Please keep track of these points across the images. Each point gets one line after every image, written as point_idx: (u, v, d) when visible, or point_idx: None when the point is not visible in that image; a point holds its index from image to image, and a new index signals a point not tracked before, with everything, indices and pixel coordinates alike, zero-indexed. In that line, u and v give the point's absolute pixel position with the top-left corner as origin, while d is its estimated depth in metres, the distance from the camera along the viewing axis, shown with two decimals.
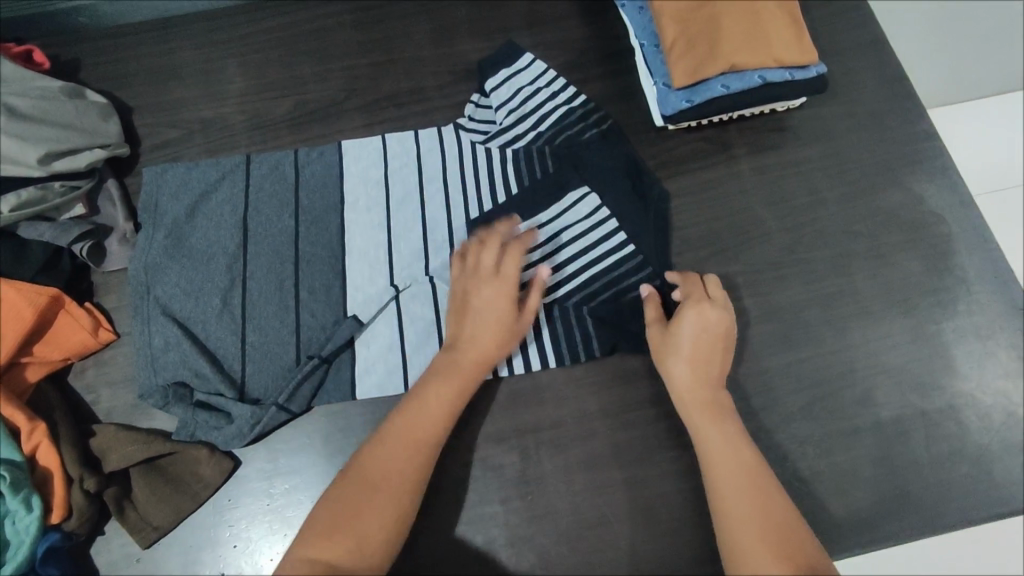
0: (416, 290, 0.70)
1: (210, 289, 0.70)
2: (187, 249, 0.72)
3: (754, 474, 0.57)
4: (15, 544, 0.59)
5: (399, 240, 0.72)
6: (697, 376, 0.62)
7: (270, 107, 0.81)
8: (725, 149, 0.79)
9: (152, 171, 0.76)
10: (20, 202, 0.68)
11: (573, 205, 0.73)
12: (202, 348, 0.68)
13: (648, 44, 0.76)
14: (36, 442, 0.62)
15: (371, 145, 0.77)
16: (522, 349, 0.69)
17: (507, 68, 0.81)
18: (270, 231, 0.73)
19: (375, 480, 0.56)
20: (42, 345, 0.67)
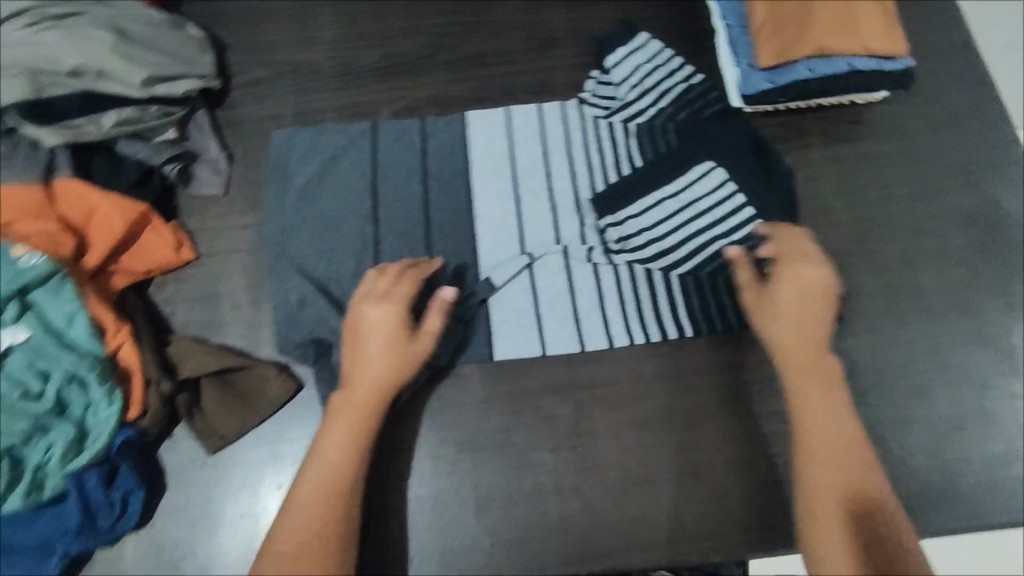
0: (549, 258, 0.73)
1: (343, 244, 0.74)
2: (318, 212, 0.76)
3: (857, 452, 0.60)
4: (95, 432, 0.62)
5: (528, 212, 0.76)
6: (792, 334, 0.64)
7: (358, 57, 0.84)
8: (800, 136, 0.80)
9: (282, 135, 0.79)
10: (120, 119, 0.71)
11: (700, 177, 0.75)
12: (342, 299, 0.72)
13: (734, 25, 0.77)
14: (120, 342, 0.65)
15: (496, 118, 0.81)
16: (657, 317, 0.71)
17: (625, 46, 0.83)
18: (401, 195, 0.77)
19: (308, 523, 0.58)
20: (129, 255, 0.71)
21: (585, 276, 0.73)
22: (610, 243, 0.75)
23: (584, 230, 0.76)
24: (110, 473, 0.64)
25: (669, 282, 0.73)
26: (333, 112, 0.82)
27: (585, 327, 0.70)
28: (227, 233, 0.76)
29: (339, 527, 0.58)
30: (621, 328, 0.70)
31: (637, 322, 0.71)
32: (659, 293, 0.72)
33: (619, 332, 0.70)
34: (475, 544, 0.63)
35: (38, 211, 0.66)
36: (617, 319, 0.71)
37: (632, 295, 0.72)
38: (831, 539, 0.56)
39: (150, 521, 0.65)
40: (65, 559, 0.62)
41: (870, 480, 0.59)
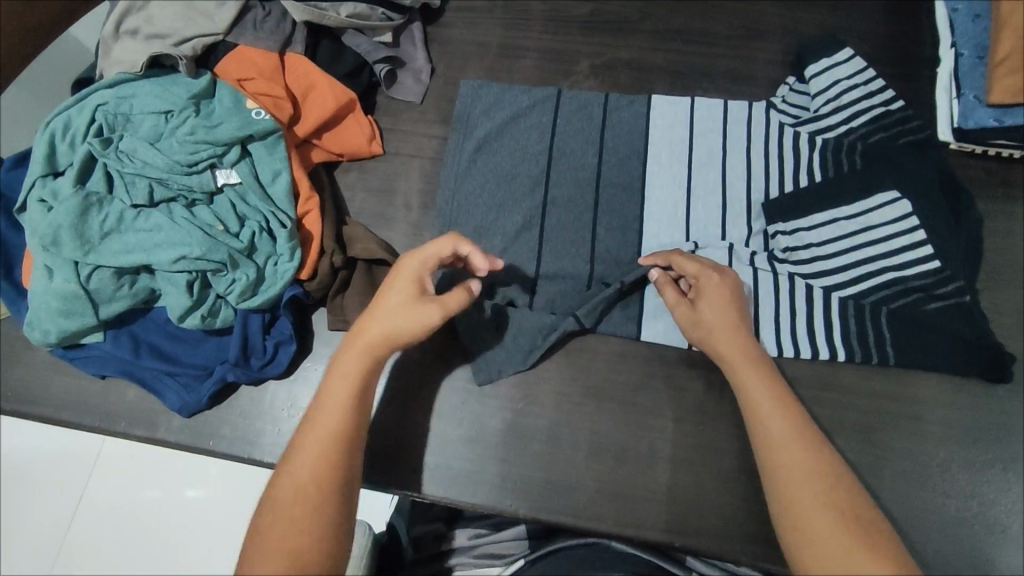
0: (712, 251, 0.71)
1: (516, 194, 0.75)
2: (493, 165, 0.76)
3: (812, 443, 0.54)
4: (271, 280, 0.68)
5: (695, 203, 0.74)
6: (738, 353, 0.60)
7: (568, 5, 0.86)
8: (1005, 185, 0.75)
9: (470, 86, 0.81)
10: (354, 13, 0.77)
11: (881, 206, 0.70)
12: (506, 242, 0.73)
13: (968, 54, 0.74)
14: (307, 209, 0.71)
15: (681, 105, 0.78)
16: (808, 334, 0.68)
17: (828, 58, 0.78)
18: (575, 163, 0.76)
19: (308, 468, 0.53)
20: (329, 135, 0.77)
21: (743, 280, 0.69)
22: (776, 251, 0.72)
23: (749, 235, 0.73)
24: (270, 321, 0.70)
25: (829, 302, 0.69)
26: (533, 52, 0.84)
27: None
28: (414, 138, 0.80)
29: (337, 475, 0.53)
30: (771, 338, 0.68)
31: (787, 334, 0.68)
32: (814, 310, 0.69)
33: (769, 342, 0.68)
34: (579, 484, 0.64)
35: (270, 76, 0.73)
36: (768, 328, 0.68)
37: (787, 307, 0.69)
38: (833, 562, 0.48)
39: (291, 375, 0.70)
40: (219, 385, 0.67)
41: (841, 490, 0.52)
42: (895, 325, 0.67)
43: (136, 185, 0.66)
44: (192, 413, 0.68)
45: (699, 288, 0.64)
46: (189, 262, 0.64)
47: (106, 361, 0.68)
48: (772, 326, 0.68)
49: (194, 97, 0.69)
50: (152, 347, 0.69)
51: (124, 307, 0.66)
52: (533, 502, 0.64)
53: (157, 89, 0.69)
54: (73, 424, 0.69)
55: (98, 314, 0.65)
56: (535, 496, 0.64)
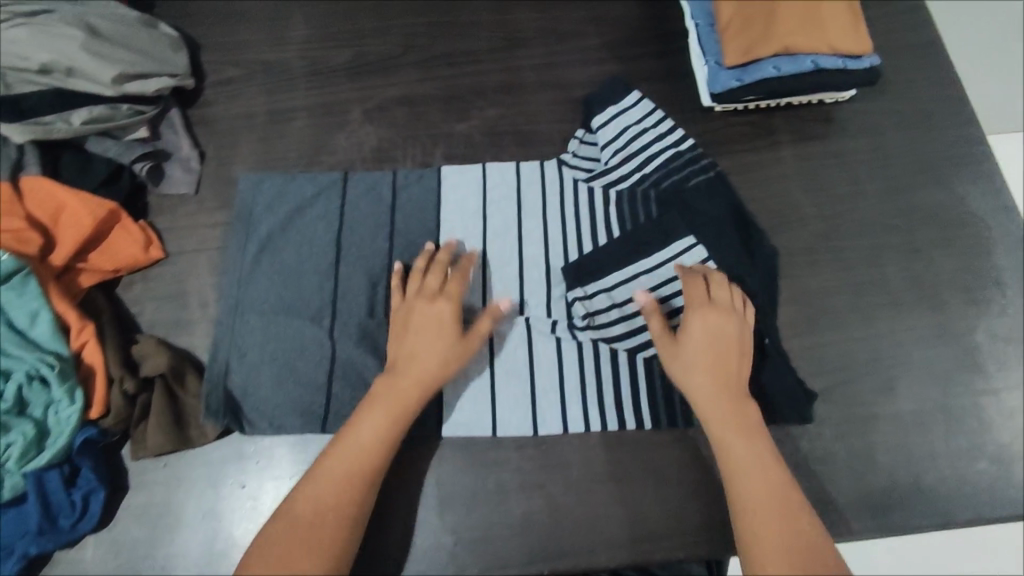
0: (502, 273, 0.73)
1: (307, 283, 0.72)
2: (279, 265, 0.73)
3: (778, 485, 0.57)
4: (56, 431, 0.61)
5: (490, 254, 0.73)
6: (712, 388, 0.62)
7: (330, 56, 0.85)
8: (769, 134, 0.80)
9: (249, 181, 0.77)
10: (91, 117, 0.72)
11: (676, 254, 0.70)
12: (289, 370, 0.68)
13: (702, 24, 0.77)
14: (83, 341, 0.65)
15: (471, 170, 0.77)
16: (616, 405, 0.68)
17: (615, 105, 0.79)
18: (365, 250, 0.73)
19: (305, 527, 0.56)
20: (98, 252, 0.71)
21: (547, 353, 0.69)
22: (576, 318, 0.71)
23: (549, 303, 0.72)
24: (72, 473, 0.63)
25: (637, 364, 0.69)
26: (302, 111, 0.82)
27: (540, 410, 0.67)
28: (196, 232, 0.76)
29: (341, 535, 0.56)
30: (578, 412, 0.67)
31: (594, 402, 0.68)
32: (621, 379, 0.68)
33: (575, 412, 0.67)
34: (440, 538, 0.64)
35: (4, 207, 0.67)
36: (572, 374, 0.68)
37: (592, 376, 0.68)
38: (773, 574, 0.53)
39: (110, 524, 0.64)
40: (23, 561, 0.60)
41: (801, 523, 0.55)
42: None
43: None
44: None
45: (687, 327, 0.64)
46: None
47: None
48: (576, 390, 0.68)
49: None
50: None
51: None
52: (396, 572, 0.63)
53: None
54: None
55: None
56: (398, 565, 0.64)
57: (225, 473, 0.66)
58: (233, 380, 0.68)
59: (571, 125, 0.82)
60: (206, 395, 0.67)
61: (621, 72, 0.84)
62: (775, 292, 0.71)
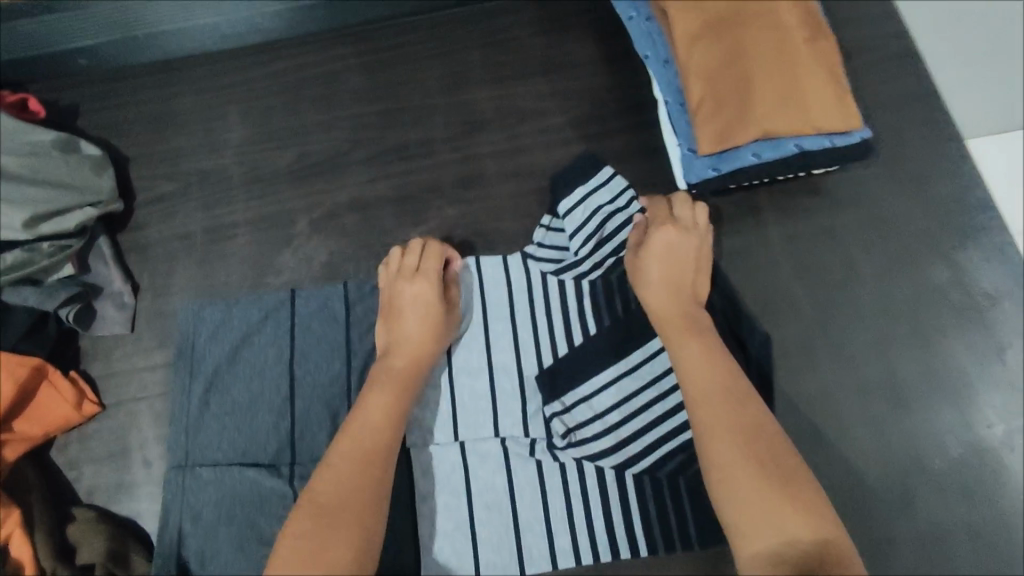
0: (474, 386, 0.66)
1: (260, 421, 0.65)
2: (229, 403, 0.66)
3: (741, 408, 0.55)
4: None
5: (459, 374, 0.66)
6: (689, 340, 0.60)
7: (271, 159, 0.78)
8: (754, 213, 0.73)
9: (189, 311, 0.70)
10: (6, 265, 0.65)
11: (656, 353, 0.65)
12: (249, 528, 0.61)
13: (673, 101, 0.70)
14: (8, 533, 0.57)
15: None
16: (608, 532, 0.62)
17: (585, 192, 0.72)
18: (322, 378, 0.66)
19: (333, 507, 0.53)
20: (24, 418, 0.64)
21: (527, 479, 0.63)
22: (555, 437, 0.64)
23: (526, 420, 0.65)
24: None
25: (628, 483, 0.63)
26: (245, 225, 0.75)
27: (526, 546, 0.62)
28: (134, 377, 0.69)
29: (368, 518, 0.53)
30: (566, 543, 0.62)
31: (585, 531, 0.62)
32: (611, 499, 0.62)
33: (565, 545, 0.62)
34: None
35: None
36: (557, 497, 0.63)
37: (580, 501, 0.63)
38: (758, 532, 0.49)
39: None
40: None
41: (778, 456, 0.52)
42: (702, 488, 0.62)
43: None
44: None
45: (648, 244, 0.65)
46: None
47: None
48: (565, 521, 0.62)
49: None
50: None
51: None
52: None
53: None
54: None
55: None
56: None
57: None
58: (186, 546, 0.60)
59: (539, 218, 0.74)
60: (156, 572, 0.60)
61: (589, 153, 0.77)
62: (768, 396, 0.66)
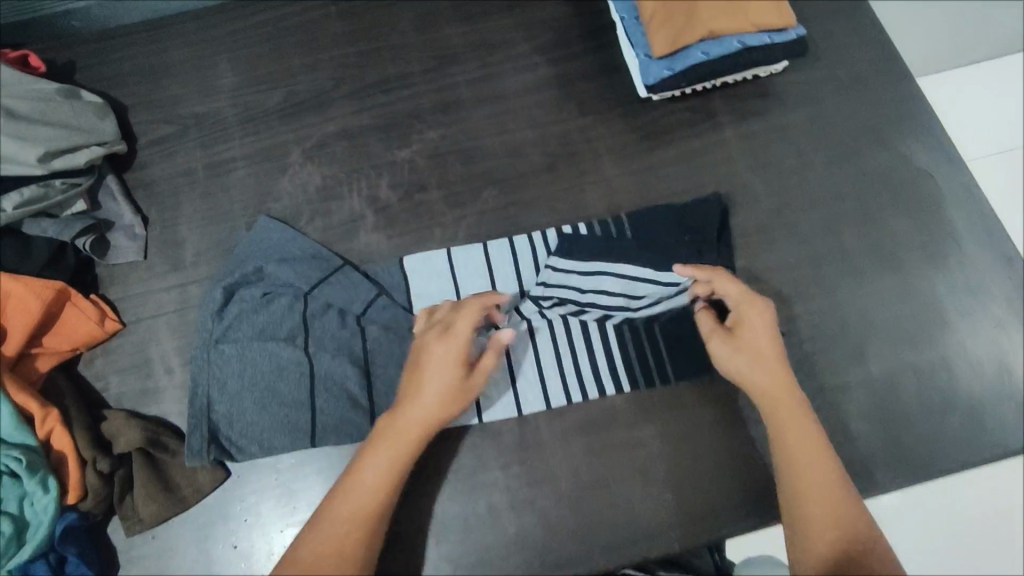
0: (470, 271, 0.73)
1: (277, 309, 0.71)
2: (247, 295, 0.72)
3: (835, 484, 0.58)
4: (34, 523, 0.61)
5: (457, 252, 0.74)
6: (770, 376, 0.62)
7: (261, 99, 0.83)
8: (710, 117, 0.80)
9: (211, 218, 0.78)
10: (23, 200, 0.70)
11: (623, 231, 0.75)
12: (271, 391, 0.68)
13: (627, 16, 0.77)
14: (50, 426, 0.64)
15: (433, 257, 0.74)
16: (594, 374, 0.69)
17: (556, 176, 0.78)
18: (332, 270, 0.73)
19: (337, 537, 0.57)
20: (51, 335, 0.70)
21: (520, 337, 0.70)
22: (542, 299, 0.70)
23: None
24: (60, 561, 0.63)
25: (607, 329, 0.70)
26: (242, 160, 0.80)
27: (521, 391, 0.68)
28: (150, 298, 0.75)
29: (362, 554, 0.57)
30: (557, 387, 0.68)
31: (573, 375, 0.69)
32: (594, 347, 0.70)
33: (556, 389, 0.68)
34: (439, 572, 0.63)
35: None
36: (547, 350, 0.69)
37: (567, 350, 0.69)
38: (820, 545, 0.56)
39: None
40: None
41: (847, 510, 0.57)
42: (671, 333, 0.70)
43: None
44: None
45: (739, 317, 0.65)
46: None
47: None
48: (554, 368, 0.69)
49: None
50: None
51: None
52: None
53: None
54: None
55: None
56: None
57: (213, 531, 0.66)
58: (216, 412, 0.68)
59: (515, 134, 0.80)
60: (190, 432, 0.67)
61: (557, 75, 0.83)
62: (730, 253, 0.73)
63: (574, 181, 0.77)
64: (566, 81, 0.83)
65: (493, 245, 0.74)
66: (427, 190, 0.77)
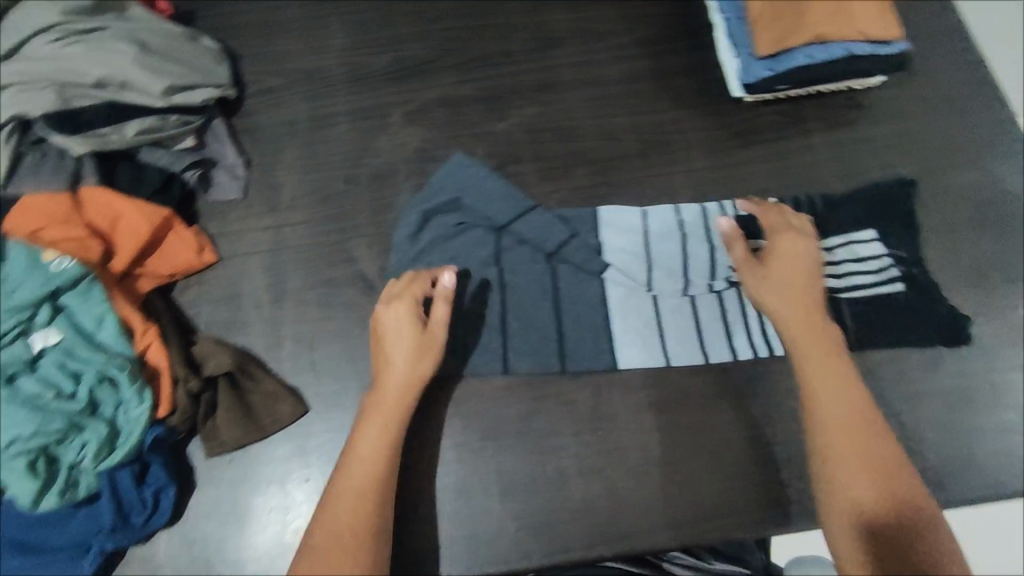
0: (665, 226, 0.76)
1: (470, 240, 0.74)
2: (452, 228, 0.75)
3: (883, 450, 0.58)
4: (126, 432, 0.63)
5: (650, 213, 0.77)
6: (818, 356, 0.62)
7: (368, 62, 0.86)
8: (799, 122, 0.81)
9: (310, 168, 0.81)
10: (143, 128, 0.73)
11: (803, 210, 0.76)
12: (461, 315, 0.71)
13: (731, 17, 0.80)
14: (147, 343, 0.67)
15: (626, 214, 0.76)
16: (781, 335, 0.71)
17: (647, 164, 0.80)
18: (534, 215, 0.75)
19: (338, 538, 0.56)
20: (154, 260, 0.73)
21: (708, 301, 0.73)
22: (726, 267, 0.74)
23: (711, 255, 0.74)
24: (143, 471, 0.65)
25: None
26: (344, 115, 0.83)
27: (707, 342, 0.71)
28: (246, 236, 0.78)
29: (369, 544, 0.56)
30: (741, 342, 0.71)
31: (760, 334, 0.71)
32: None
33: (742, 345, 0.71)
34: (506, 527, 0.66)
35: (65, 219, 0.68)
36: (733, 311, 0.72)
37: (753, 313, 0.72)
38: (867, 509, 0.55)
39: (181, 518, 0.66)
40: (100, 557, 0.63)
41: (903, 486, 0.56)
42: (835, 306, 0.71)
43: None
44: None
45: (772, 248, 0.67)
46: (25, 442, 0.59)
47: None
48: (740, 327, 0.71)
49: None
50: (13, 541, 0.63)
51: None
52: (469, 558, 0.65)
53: None
54: None
55: None
56: (465, 555, 0.65)
57: (288, 464, 0.68)
58: None
59: (609, 118, 0.82)
60: None
61: (655, 67, 0.85)
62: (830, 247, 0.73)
63: (662, 168, 0.80)
64: (662, 74, 0.85)
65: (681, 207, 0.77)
66: (520, 163, 0.80)
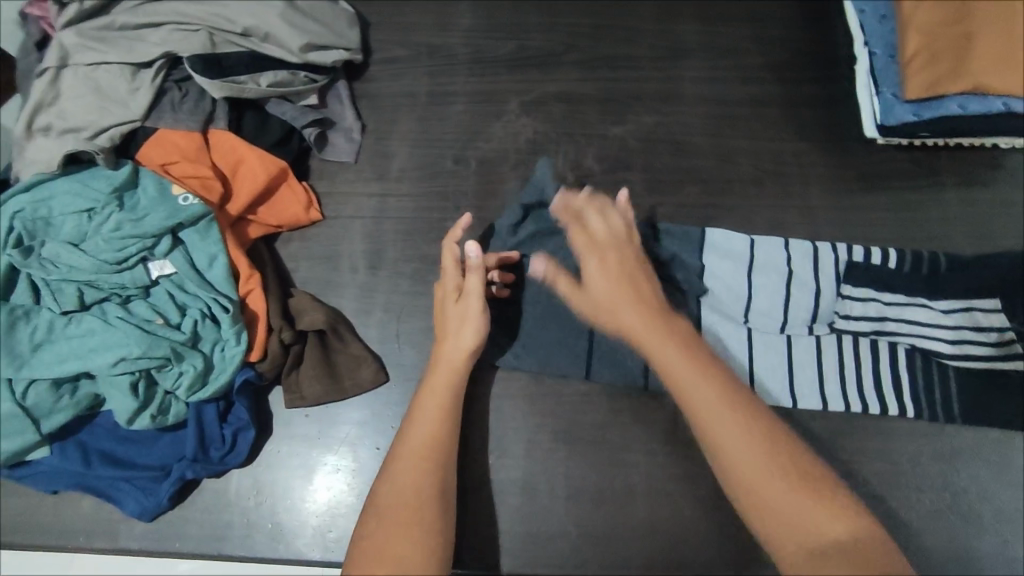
0: (772, 258, 0.73)
1: (567, 240, 0.73)
2: (552, 224, 0.74)
3: (757, 444, 0.49)
4: (218, 369, 0.66)
5: (759, 243, 0.73)
6: (686, 353, 0.54)
7: (492, 47, 0.86)
8: (932, 174, 0.77)
9: (421, 143, 0.82)
10: (275, 81, 0.75)
11: (923, 268, 0.72)
12: (553, 313, 0.71)
13: (880, 52, 0.76)
14: (249, 288, 0.69)
15: (734, 240, 0.73)
16: (877, 393, 0.69)
17: (763, 192, 0.77)
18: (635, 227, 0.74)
19: (404, 494, 0.54)
20: (264, 209, 0.75)
21: (806, 346, 0.70)
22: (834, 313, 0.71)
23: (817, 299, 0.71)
24: (226, 408, 0.68)
25: (863, 350, 0.70)
26: (461, 96, 0.84)
27: (798, 384, 0.69)
28: (352, 200, 0.79)
29: (436, 499, 0.55)
30: (834, 391, 0.69)
31: (856, 387, 0.69)
32: (880, 365, 0.69)
33: (834, 395, 0.68)
34: (565, 531, 0.65)
35: (194, 156, 0.71)
36: (831, 360, 0.70)
37: (851, 364, 0.70)
38: (779, 515, 0.46)
39: (254, 460, 0.69)
40: (177, 484, 0.65)
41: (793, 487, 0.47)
42: (946, 375, 0.69)
43: (65, 291, 0.65)
44: (154, 516, 0.65)
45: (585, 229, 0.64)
46: (130, 362, 0.62)
47: (56, 476, 0.65)
48: (836, 376, 0.69)
49: (116, 192, 0.67)
50: (103, 453, 0.66)
51: (67, 418, 0.64)
52: (524, 555, 0.65)
53: (76, 186, 0.67)
54: (29, 547, 0.67)
55: (40, 430, 0.63)
56: (519, 551, 0.65)
57: (363, 429, 0.70)
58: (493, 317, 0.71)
59: (729, 140, 0.80)
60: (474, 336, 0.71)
61: (784, 94, 0.82)
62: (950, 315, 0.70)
63: (777, 200, 0.77)
64: (791, 102, 0.82)
65: (793, 242, 0.73)
66: (630, 170, 0.79)
